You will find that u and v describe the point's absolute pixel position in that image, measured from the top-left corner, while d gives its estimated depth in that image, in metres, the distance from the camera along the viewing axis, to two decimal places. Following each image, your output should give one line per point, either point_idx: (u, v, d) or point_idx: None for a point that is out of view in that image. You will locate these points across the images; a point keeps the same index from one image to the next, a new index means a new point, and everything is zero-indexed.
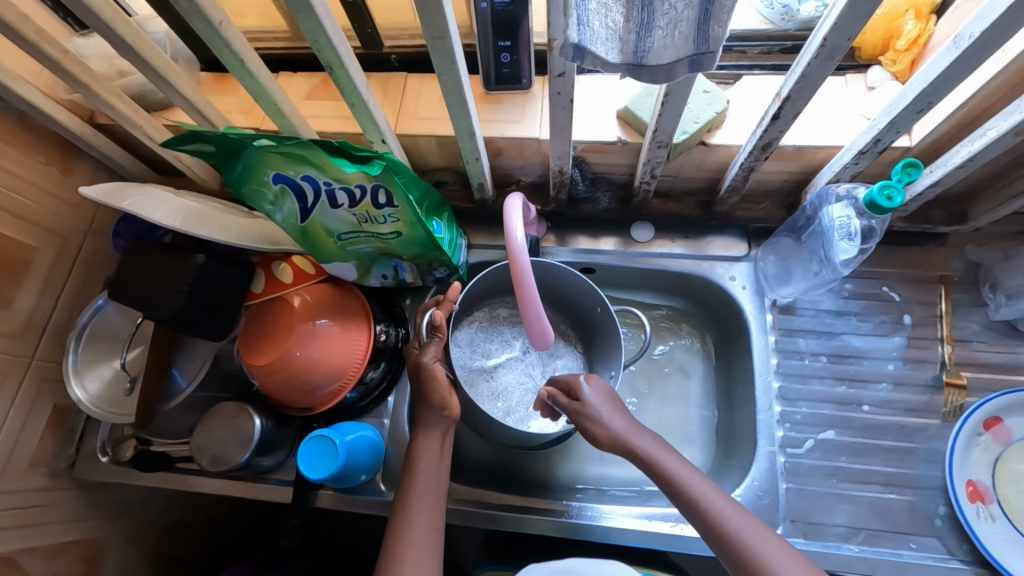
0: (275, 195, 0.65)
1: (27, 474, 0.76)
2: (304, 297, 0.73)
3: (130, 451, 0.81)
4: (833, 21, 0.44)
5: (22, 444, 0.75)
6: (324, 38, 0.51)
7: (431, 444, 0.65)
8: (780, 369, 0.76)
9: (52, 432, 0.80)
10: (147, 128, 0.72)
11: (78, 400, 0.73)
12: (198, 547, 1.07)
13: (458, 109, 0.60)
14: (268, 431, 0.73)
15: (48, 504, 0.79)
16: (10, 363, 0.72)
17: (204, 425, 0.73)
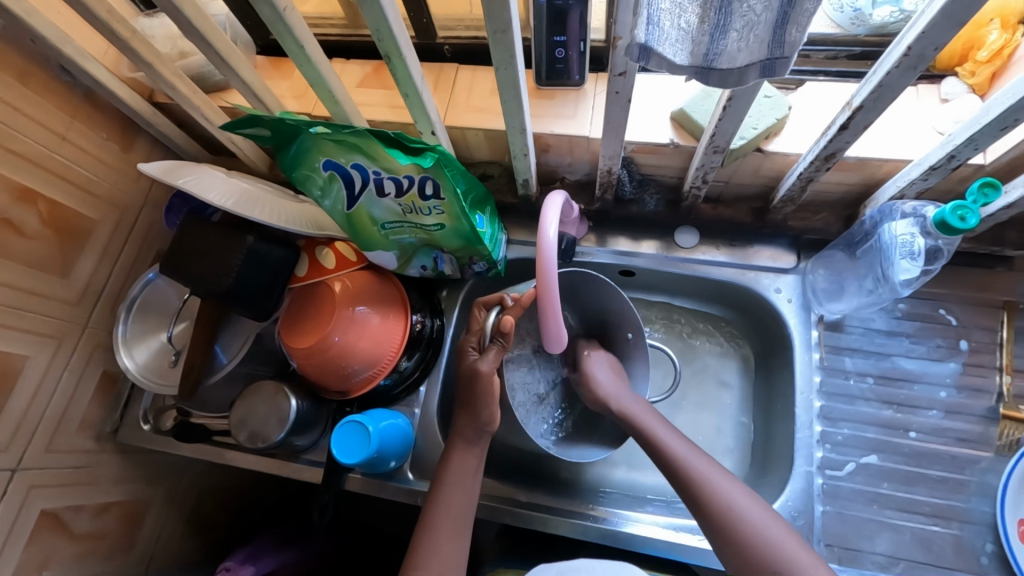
0: (325, 181, 0.66)
1: (76, 436, 0.80)
2: (346, 283, 0.74)
3: (171, 421, 0.83)
4: (920, 30, 0.41)
5: (73, 407, 0.78)
6: (385, 27, 0.51)
7: (464, 455, 0.66)
8: (824, 387, 0.73)
9: (101, 398, 0.83)
10: (204, 109, 0.73)
11: (126, 369, 0.75)
12: (229, 516, 1.10)
13: (512, 104, 0.59)
14: (304, 412, 0.75)
15: (94, 466, 0.82)
16: (66, 329, 0.75)
17: (244, 401, 0.74)
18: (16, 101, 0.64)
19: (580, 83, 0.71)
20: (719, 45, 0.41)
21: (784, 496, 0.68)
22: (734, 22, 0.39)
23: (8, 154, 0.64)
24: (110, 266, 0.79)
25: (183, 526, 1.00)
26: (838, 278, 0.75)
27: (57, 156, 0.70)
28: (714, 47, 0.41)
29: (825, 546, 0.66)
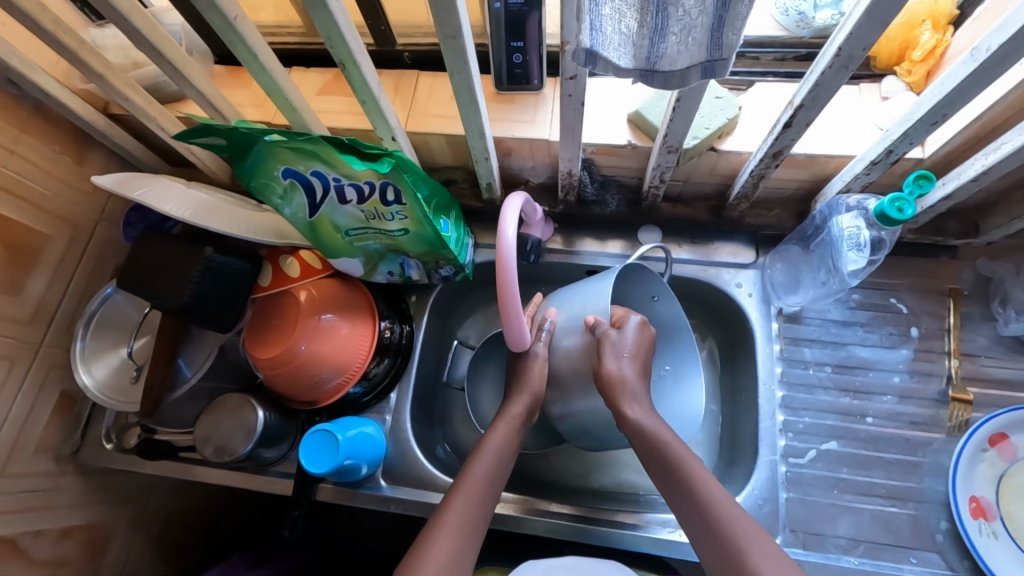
0: (285, 189, 0.65)
1: (34, 458, 0.77)
2: (310, 292, 0.73)
3: (135, 439, 0.82)
4: (849, 31, 0.43)
5: (29, 429, 0.76)
6: (338, 34, 0.52)
7: (504, 433, 0.66)
8: (784, 378, 0.75)
9: (60, 418, 0.81)
10: (160, 119, 0.72)
11: (84, 386, 0.73)
12: (200, 535, 1.08)
13: (469, 108, 0.60)
14: (272, 424, 0.74)
15: (54, 489, 0.80)
16: (20, 348, 0.73)
17: (210, 415, 0.73)
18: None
19: (539, 87, 0.73)
20: (660, 49, 0.42)
21: (750, 485, 0.70)
22: (672, 25, 0.40)
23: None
24: (65, 282, 0.77)
25: (151, 546, 0.98)
26: (795, 271, 0.78)
27: (6, 171, 0.68)
28: (655, 50, 0.43)
29: (790, 532, 0.68)
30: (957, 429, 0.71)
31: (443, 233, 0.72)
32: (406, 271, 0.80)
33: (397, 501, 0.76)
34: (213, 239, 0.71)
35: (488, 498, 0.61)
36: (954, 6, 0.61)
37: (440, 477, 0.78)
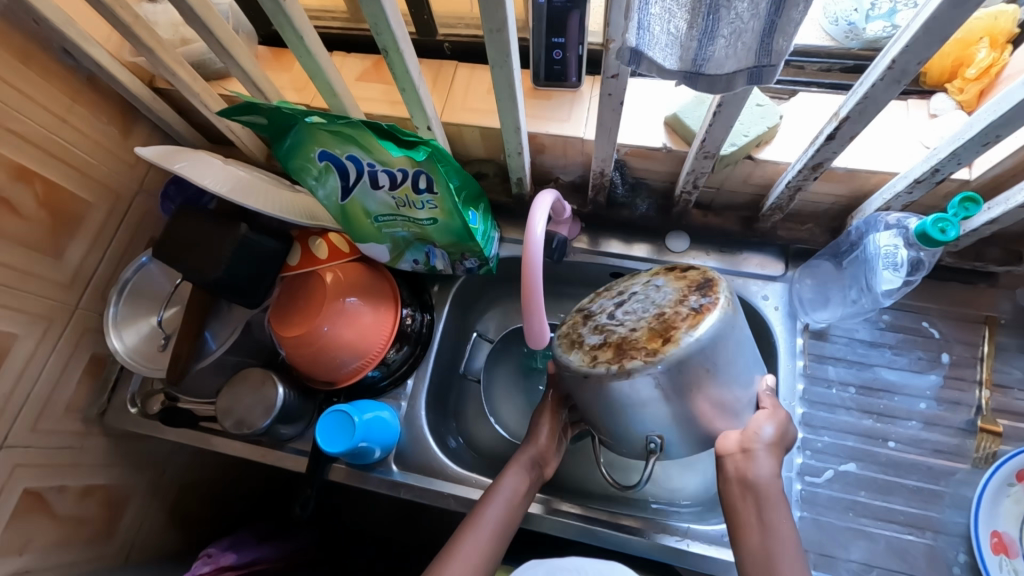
0: (320, 171, 0.66)
1: (63, 416, 0.80)
2: (337, 275, 0.74)
3: (158, 405, 0.83)
4: (904, 44, 0.42)
5: (61, 388, 0.79)
6: (384, 22, 0.52)
7: (519, 476, 0.68)
8: (806, 395, 0.74)
9: (90, 379, 0.83)
10: (203, 96, 0.74)
11: (115, 350, 0.76)
12: (212, 503, 1.11)
13: (507, 102, 0.60)
14: (291, 401, 0.75)
15: (80, 447, 0.83)
16: (57, 310, 0.75)
17: (231, 387, 0.75)
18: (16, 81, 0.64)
19: (577, 85, 0.72)
20: (707, 51, 0.42)
21: None
22: (723, 29, 0.40)
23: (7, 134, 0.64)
24: (104, 249, 0.80)
25: (166, 510, 1.01)
26: (824, 288, 0.76)
27: (56, 137, 0.70)
28: (702, 53, 0.42)
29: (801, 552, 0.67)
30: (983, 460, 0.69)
31: (471, 225, 0.72)
32: (431, 262, 0.81)
33: (407, 487, 0.77)
34: (247, 217, 0.72)
35: (501, 540, 0.63)
36: (1015, 25, 0.59)
37: (451, 466, 0.78)
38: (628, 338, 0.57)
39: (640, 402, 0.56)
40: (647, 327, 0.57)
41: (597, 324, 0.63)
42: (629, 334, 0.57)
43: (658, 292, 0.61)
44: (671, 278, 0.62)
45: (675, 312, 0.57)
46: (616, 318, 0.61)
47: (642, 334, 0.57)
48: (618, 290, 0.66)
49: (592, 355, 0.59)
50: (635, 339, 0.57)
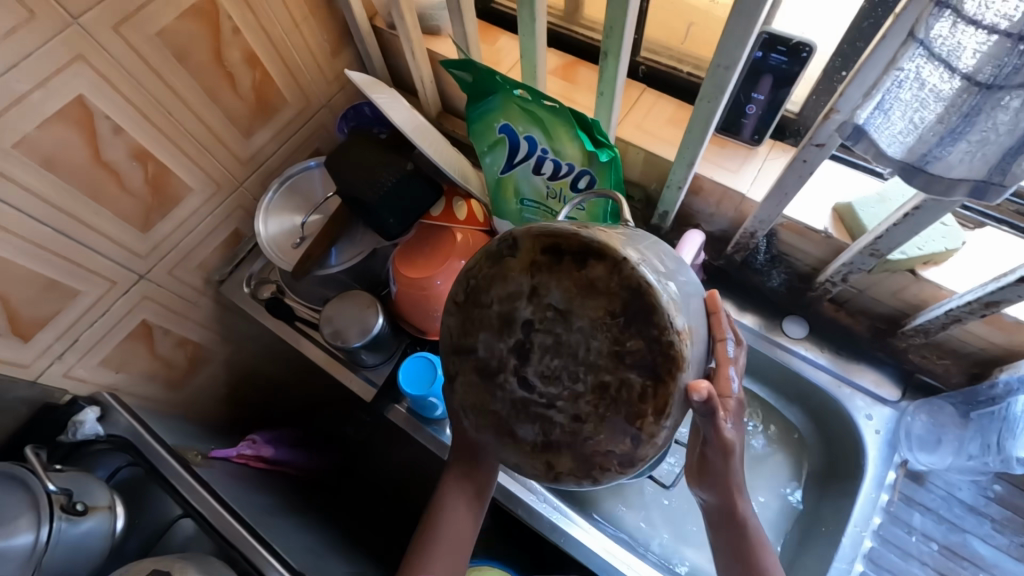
0: (494, 141, 0.70)
1: (194, 272, 0.89)
2: (467, 238, 0.78)
3: (269, 293, 0.92)
4: None
5: (202, 248, 0.88)
6: (619, 29, 0.55)
7: (459, 497, 0.66)
8: (879, 529, 0.70)
9: (224, 250, 0.92)
10: (415, 44, 0.81)
11: (258, 234, 0.83)
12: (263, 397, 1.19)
13: (694, 136, 0.61)
14: (383, 334, 0.80)
15: (193, 303, 0.92)
16: (227, 181, 0.84)
17: (339, 302, 0.81)
18: None
19: (755, 143, 0.72)
20: (942, 151, 0.42)
21: None
22: (970, 134, 0.40)
23: (254, 22, 0.74)
24: (280, 144, 0.89)
25: (229, 386, 1.09)
26: (937, 429, 0.72)
27: (286, 39, 0.79)
28: (936, 150, 0.43)
29: None
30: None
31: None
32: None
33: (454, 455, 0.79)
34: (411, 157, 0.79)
35: (459, 556, 0.65)
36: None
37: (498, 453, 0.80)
38: (581, 432, 0.47)
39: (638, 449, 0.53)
40: (603, 415, 0.47)
41: (503, 379, 0.52)
42: (580, 424, 0.48)
43: (570, 340, 0.47)
44: (568, 287, 0.47)
45: (620, 370, 0.45)
46: (538, 388, 0.49)
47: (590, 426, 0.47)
48: (536, 287, 0.49)
49: (539, 459, 0.50)
50: (590, 439, 0.47)
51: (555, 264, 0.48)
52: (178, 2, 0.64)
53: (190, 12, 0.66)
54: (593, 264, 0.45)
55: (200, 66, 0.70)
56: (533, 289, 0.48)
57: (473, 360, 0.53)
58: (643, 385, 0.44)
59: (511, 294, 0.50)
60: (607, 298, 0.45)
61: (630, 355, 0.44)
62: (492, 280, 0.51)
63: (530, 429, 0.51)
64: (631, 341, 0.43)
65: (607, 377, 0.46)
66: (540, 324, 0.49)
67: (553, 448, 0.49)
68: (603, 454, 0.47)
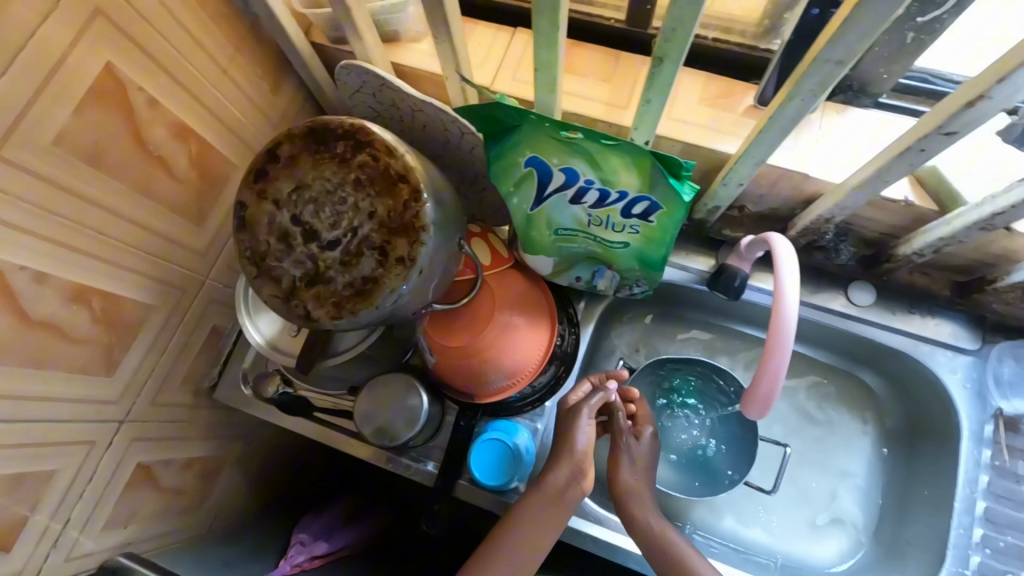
0: (521, 178, 0.57)
1: (179, 389, 0.74)
2: (506, 284, 0.68)
3: (274, 388, 0.79)
4: None
5: (181, 361, 0.73)
6: (685, 29, 0.42)
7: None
8: (992, 489, 0.69)
9: (206, 354, 0.77)
10: (380, 64, 0.66)
11: (251, 341, 0.69)
12: (282, 474, 1.08)
13: (767, 138, 0.51)
14: (433, 412, 0.70)
15: (188, 421, 0.78)
16: (190, 280, 0.68)
17: (373, 393, 0.69)
18: (193, 26, 0.56)
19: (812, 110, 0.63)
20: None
21: None
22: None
23: (175, 84, 0.56)
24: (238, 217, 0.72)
25: (248, 480, 0.97)
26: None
27: (217, 93, 0.62)
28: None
29: None
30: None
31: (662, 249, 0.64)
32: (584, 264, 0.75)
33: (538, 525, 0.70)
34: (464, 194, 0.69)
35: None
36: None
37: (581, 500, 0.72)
38: (385, 218, 0.51)
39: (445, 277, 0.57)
40: (383, 196, 0.51)
41: (326, 271, 0.51)
42: (383, 217, 0.51)
43: (312, 187, 0.52)
44: (285, 173, 0.52)
45: (357, 167, 0.51)
46: (337, 238, 0.51)
47: (389, 230, 0.51)
48: (273, 198, 0.52)
49: (392, 264, 0.50)
50: (390, 215, 0.51)
51: (264, 176, 0.53)
52: (71, 91, 0.47)
53: (90, 101, 0.48)
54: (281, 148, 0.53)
55: (122, 162, 0.53)
56: (262, 195, 0.52)
57: (292, 289, 0.53)
58: (368, 156, 0.51)
59: (270, 220, 0.53)
60: (301, 155, 0.52)
61: (360, 166, 0.51)
62: (241, 237, 0.54)
63: (368, 262, 0.51)
64: (337, 143, 0.52)
65: (353, 175, 0.51)
66: (300, 212, 0.52)
67: (396, 248, 0.50)
68: (408, 211, 0.50)
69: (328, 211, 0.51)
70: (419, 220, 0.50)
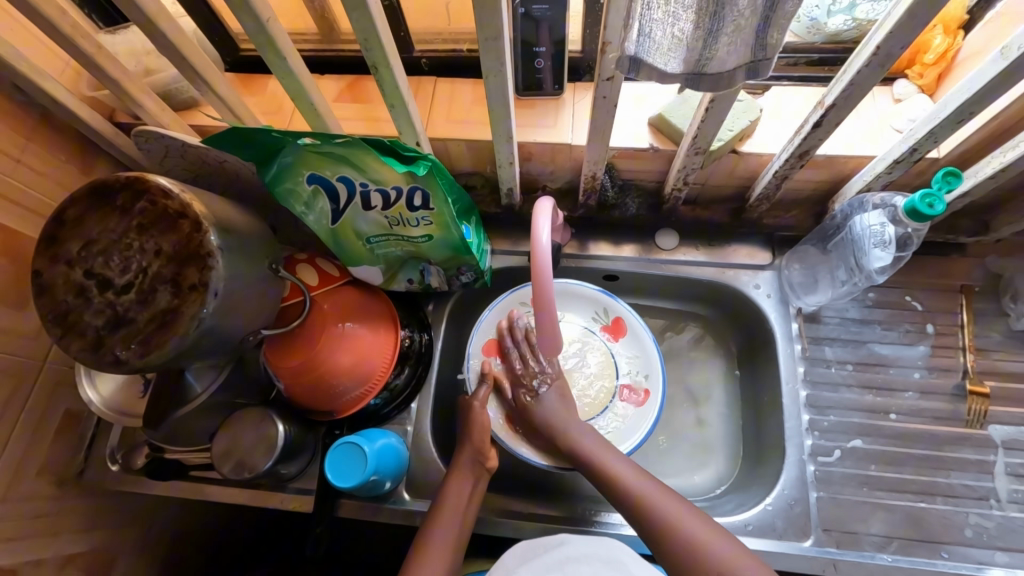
0: (417, 258, 0.78)
1: (36, 482, 0.74)
2: (345, 298, 0.77)
3: (143, 459, 0.80)
4: (964, 199, 0.67)
5: (32, 452, 0.73)
6: (503, 125, 0.63)
7: (463, 483, 0.70)
8: (808, 377, 0.79)
9: (63, 439, 0.79)
10: (371, 127, 0.79)
11: (90, 400, 0.73)
12: (202, 560, 0.99)
13: (500, 111, 0.61)
14: (291, 439, 0.74)
15: (56, 515, 0.76)
16: (25, 366, 0.72)
17: (228, 429, 0.71)
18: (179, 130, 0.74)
19: None
20: (710, 51, 0.43)
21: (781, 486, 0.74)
22: (725, 27, 0.41)
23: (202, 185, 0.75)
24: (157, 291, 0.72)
25: (157, 572, 0.90)
26: (812, 271, 0.82)
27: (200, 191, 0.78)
28: (706, 53, 0.44)
29: None
30: (1003, 437, 0.74)
31: (467, 240, 0.74)
32: (490, 274, 0.86)
33: None
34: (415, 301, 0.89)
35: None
36: (965, 11, 0.65)
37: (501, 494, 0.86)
38: (171, 253, 0.57)
39: (234, 322, 0.62)
40: (162, 237, 0.57)
41: (129, 313, 0.56)
42: (163, 252, 0.57)
43: (126, 247, 0.57)
44: (115, 226, 0.57)
45: (165, 212, 0.57)
46: (114, 280, 0.56)
47: (171, 261, 0.56)
48: (67, 258, 0.57)
49: (187, 292, 0.56)
50: (175, 249, 0.57)
51: (100, 221, 0.57)
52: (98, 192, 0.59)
53: (89, 196, 0.58)
54: (118, 197, 0.58)
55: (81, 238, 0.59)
56: (94, 263, 0.56)
57: (136, 329, 0.56)
58: (145, 201, 0.57)
59: (66, 277, 0.57)
60: (115, 215, 0.57)
61: (140, 213, 0.57)
62: (75, 296, 0.57)
63: (162, 296, 0.56)
64: (137, 205, 0.57)
65: (136, 222, 0.57)
66: (121, 270, 0.57)
67: (180, 275, 0.56)
68: (193, 242, 0.57)
69: (150, 257, 0.56)
70: (204, 246, 0.57)
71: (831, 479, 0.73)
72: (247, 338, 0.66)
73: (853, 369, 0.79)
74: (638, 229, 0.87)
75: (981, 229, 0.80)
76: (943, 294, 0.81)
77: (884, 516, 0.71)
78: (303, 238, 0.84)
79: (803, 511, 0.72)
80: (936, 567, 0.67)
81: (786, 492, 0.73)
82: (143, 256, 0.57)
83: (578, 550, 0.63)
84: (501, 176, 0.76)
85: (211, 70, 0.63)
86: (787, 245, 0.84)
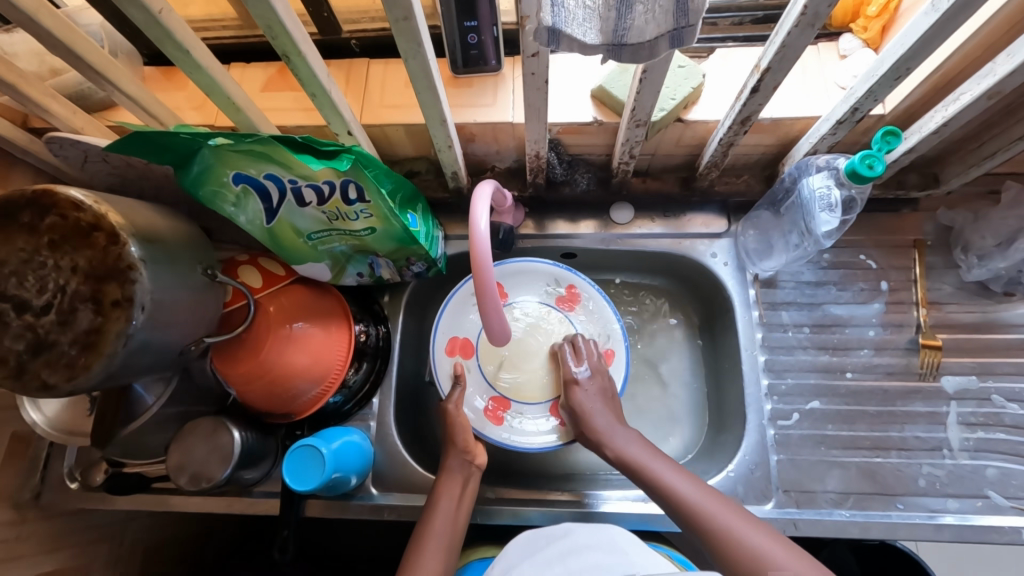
0: (362, 251, 0.75)
1: None
2: (291, 297, 0.74)
3: (101, 475, 0.78)
4: (911, 155, 0.66)
5: None
6: (434, 108, 0.60)
7: (452, 484, 0.69)
8: (766, 342, 0.79)
9: (15, 462, 0.77)
10: (303, 116, 0.75)
11: (34, 422, 0.71)
12: (182, 566, 0.99)
13: (427, 93, 0.58)
14: (248, 445, 0.72)
15: (18, 538, 0.75)
16: None
17: (181, 442, 0.69)
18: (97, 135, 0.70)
19: None
20: (626, 20, 0.42)
21: (740, 452, 0.74)
22: None
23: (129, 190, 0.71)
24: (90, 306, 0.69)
25: None
26: (766, 237, 0.81)
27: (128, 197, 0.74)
28: (622, 23, 0.42)
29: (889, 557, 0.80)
30: (955, 388, 0.76)
31: (412, 229, 0.72)
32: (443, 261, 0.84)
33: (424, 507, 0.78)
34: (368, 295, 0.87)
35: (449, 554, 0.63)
36: None
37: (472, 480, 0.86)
38: (88, 268, 0.53)
39: (167, 335, 0.59)
40: (77, 253, 0.54)
41: (50, 335, 0.53)
42: (80, 268, 0.54)
43: (39, 266, 0.54)
44: (26, 245, 0.54)
45: (77, 226, 0.54)
46: (30, 302, 0.53)
47: (88, 277, 0.53)
48: None
49: (110, 309, 0.53)
50: (92, 265, 0.54)
51: (7, 241, 0.54)
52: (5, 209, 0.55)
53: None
54: (25, 214, 0.54)
55: None
56: (6, 286, 0.53)
57: (58, 351, 0.53)
58: (54, 216, 0.53)
59: None
60: (24, 233, 0.54)
61: (50, 228, 0.54)
62: None
63: (83, 316, 0.53)
64: (46, 220, 0.54)
65: (46, 239, 0.54)
66: (37, 290, 0.53)
67: (102, 291, 0.53)
68: (111, 256, 0.54)
69: (65, 275, 0.53)
70: (124, 259, 0.54)
71: (790, 441, 0.74)
72: (188, 348, 0.64)
73: (811, 331, 0.79)
74: (593, 205, 0.86)
75: (931, 182, 0.79)
76: (896, 251, 0.81)
77: (842, 473, 0.73)
78: (246, 238, 0.81)
79: (764, 475, 0.73)
80: (890, 519, 0.70)
81: (748, 458, 0.74)
82: (58, 275, 0.53)
83: (580, 541, 0.59)
84: (443, 161, 0.73)
85: (118, 68, 0.59)
86: (741, 210, 0.84)
